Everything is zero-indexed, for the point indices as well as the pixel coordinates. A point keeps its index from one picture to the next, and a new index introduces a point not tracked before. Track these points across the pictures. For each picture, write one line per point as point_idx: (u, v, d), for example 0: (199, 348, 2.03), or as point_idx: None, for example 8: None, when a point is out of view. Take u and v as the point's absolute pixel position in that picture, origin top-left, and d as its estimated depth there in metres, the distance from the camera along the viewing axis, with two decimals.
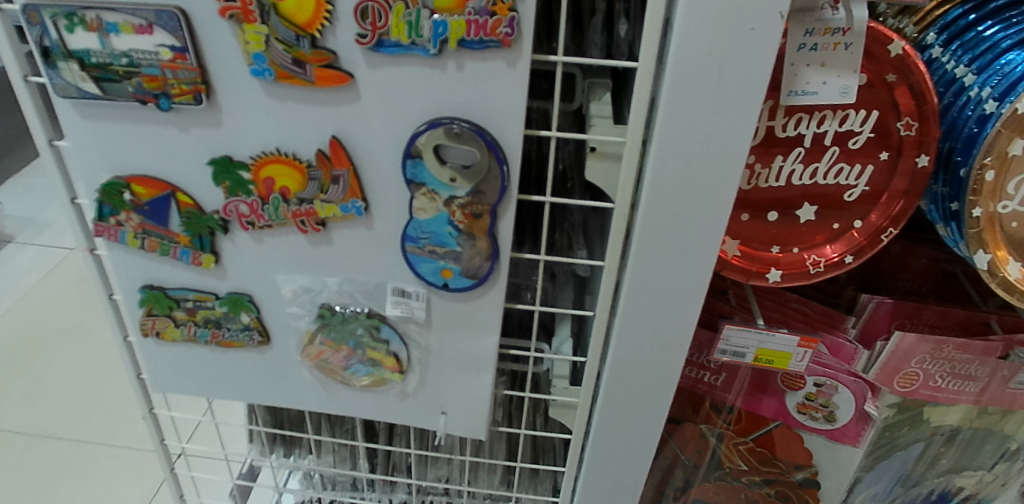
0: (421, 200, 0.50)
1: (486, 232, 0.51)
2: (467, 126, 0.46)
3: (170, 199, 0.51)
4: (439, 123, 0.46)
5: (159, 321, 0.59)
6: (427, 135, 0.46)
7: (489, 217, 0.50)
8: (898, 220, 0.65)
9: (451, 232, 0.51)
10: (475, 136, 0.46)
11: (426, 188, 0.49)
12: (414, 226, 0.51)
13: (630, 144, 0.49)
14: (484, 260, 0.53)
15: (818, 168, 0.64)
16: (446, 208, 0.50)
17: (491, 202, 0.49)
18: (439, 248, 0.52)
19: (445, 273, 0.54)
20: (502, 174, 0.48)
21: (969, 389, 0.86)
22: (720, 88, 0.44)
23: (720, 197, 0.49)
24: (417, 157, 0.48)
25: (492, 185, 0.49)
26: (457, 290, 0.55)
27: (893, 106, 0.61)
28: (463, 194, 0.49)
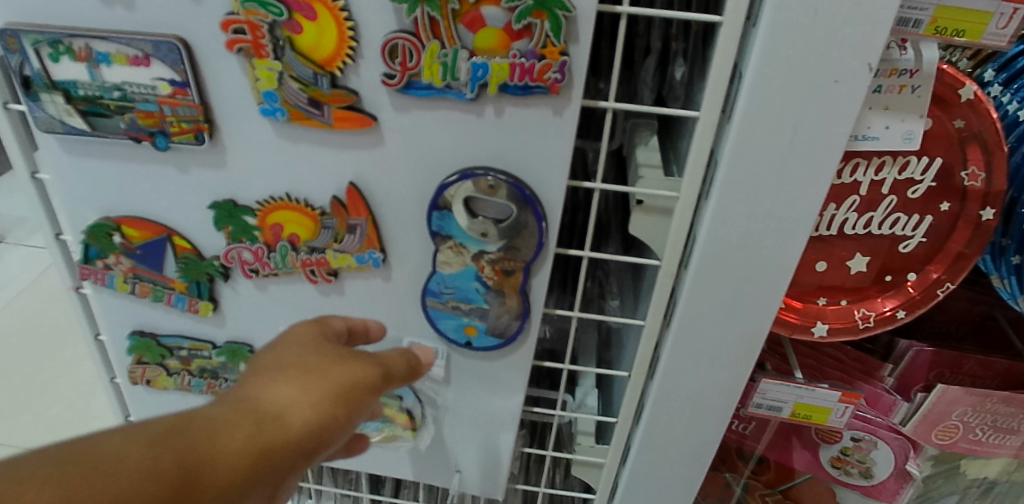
0: (447, 253, 0.45)
1: (517, 290, 0.46)
2: (503, 178, 0.40)
3: (166, 243, 0.46)
4: (473, 174, 0.41)
5: (150, 369, 0.54)
6: (457, 186, 0.41)
7: (523, 274, 0.45)
8: (956, 275, 0.60)
9: (478, 289, 0.46)
10: (511, 189, 0.41)
11: (454, 242, 0.44)
12: (438, 280, 0.46)
13: (684, 199, 0.44)
14: (514, 318, 0.47)
15: (873, 218, 0.59)
16: (476, 263, 0.45)
17: (525, 260, 0.44)
18: (463, 304, 0.47)
19: (469, 331, 0.49)
20: (540, 230, 0.43)
21: (1009, 443, 0.79)
22: (792, 145, 0.39)
23: (781, 260, 0.44)
24: (445, 208, 0.42)
25: (528, 242, 0.43)
26: (481, 349, 0.50)
27: (959, 154, 0.56)
28: (495, 250, 0.44)
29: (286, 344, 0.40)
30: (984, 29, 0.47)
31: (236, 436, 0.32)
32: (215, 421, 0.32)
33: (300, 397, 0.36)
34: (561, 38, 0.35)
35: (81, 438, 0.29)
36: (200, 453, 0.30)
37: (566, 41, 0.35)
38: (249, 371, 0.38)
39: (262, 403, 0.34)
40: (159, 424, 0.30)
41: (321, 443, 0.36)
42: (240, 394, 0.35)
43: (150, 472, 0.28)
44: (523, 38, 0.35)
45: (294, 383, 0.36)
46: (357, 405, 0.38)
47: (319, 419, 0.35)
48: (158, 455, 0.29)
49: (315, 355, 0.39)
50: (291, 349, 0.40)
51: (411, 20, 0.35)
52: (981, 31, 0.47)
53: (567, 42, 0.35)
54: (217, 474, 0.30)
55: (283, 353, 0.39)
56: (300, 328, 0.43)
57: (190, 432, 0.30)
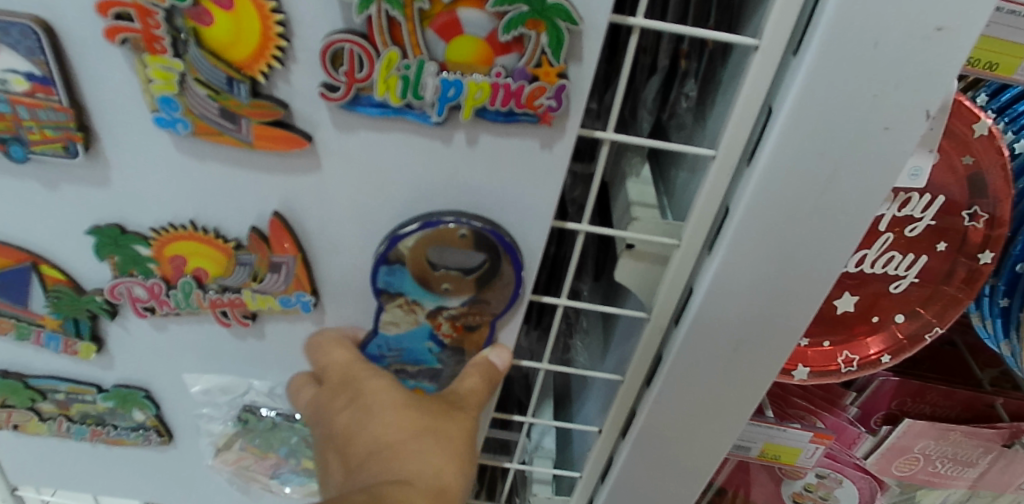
0: (393, 310, 0.36)
1: (481, 346, 0.39)
2: (475, 223, 0.33)
3: (31, 273, 0.36)
4: (437, 222, 0.32)
5: (18, 413, 0.43)
6: (417, 236, 0.33)
7: (488, 328, 0.38)
8: (947, 319, 0.56)
9: (431, 349, 0.38)
10: (486, 237, 0.33)
11: (405, 297, 0.36)
12: (380, 341, 0.38)
13: (685, 248, 0.37)
14: None
15: (867, 256, 0.54)
16: (430, 321, 0.37)
17: (493, 313, 0.37)
18: (410, 367, 0.39)
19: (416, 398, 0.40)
20: (517, 279, 0.35)
21: (966, 474, 0.80)
22: (823, 199, 0.33)
23: (790, 323, 0.38)
24: (397, 261, 0.34)
25: (500, 294, 0.36)
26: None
27: (963, 192, 0.51)
28: (457, 304, 0.36)
29: (370, 394, 0.35)
30: (1018, 63, 0.42)
31: None
32: None
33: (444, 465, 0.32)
34: (561, 57, 0.27)
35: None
36: None
37: (566, 60, 0.27)
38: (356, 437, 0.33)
39: (413, 483, 0.30)
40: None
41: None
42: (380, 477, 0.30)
43: None
44: (511, 53, 0.27)
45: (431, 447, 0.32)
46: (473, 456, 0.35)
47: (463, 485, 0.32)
48: None
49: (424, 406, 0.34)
50: (384, 399, 0.34)
51: (363, 19, 0.26)
52: (1015, 65, 0.42)
53: (568, 62, 0.27)
54: None
55: (390, 407, 0.34)
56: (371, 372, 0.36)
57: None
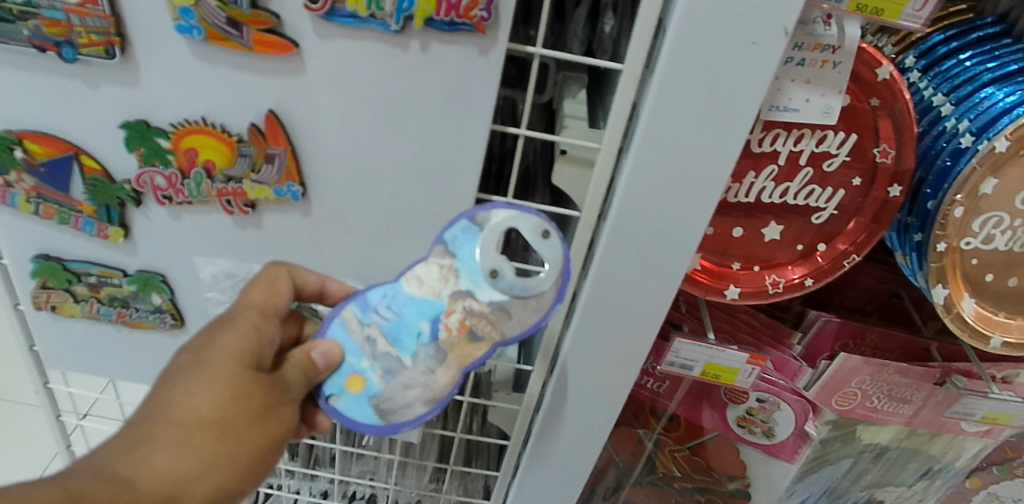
0: (433, 269, 0.45)
1: (459, 364, 0.45)
2: (560, 233, 0.43)
3: (72, 162, 0.44)
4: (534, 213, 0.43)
5: (56, 295, 0.52)
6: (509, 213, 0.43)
7: (484, 348, 0.45)
8: (863, 248, 0.63)
9: (422, 334, 0.45)
10: (558, 247, 0.43)
11: (453, 261, 0.44)
12: (393, 296, 0.45)
13: (605, 151, 0.45)
14: (416, 403, 0.45)
15: (790, 187, 0.61)
16: (447, 304, 0.45)
17: (501, 333, 0.44)
18: (383, 340, 0.45)
19: (351, 385, 0.45)
20: (548, 307, 0.44)
21: (902, 411, 0.87)
22: (710, 104, 0.41)
23: (692, 217, 0.46)
24: (475, 224, 0.44)
25: (522, 313, 0.44)
26: (344, 414, 0.45)
27: (872, 131, 0.59)
28: (482, 302, 0.44)
29: (214, 358, 0.40)
30: (900, 10, 0.50)
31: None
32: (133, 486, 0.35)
33: (214, 463, 0.38)
34: None
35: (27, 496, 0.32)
36: None
37: None
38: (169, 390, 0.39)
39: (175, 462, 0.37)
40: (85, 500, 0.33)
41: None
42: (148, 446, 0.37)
43: None
44: None
45: (216, 442, 0.38)
46: (269, 457, 0.42)
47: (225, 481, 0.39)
48: None
49: (250, 395, 0.40)
50: (216, 372, 0.40)
51: None
52: (898, 11, 0.50)
53: None
54: None
55: (212, 381, 0.39)
56: (238, 331, 0.42)
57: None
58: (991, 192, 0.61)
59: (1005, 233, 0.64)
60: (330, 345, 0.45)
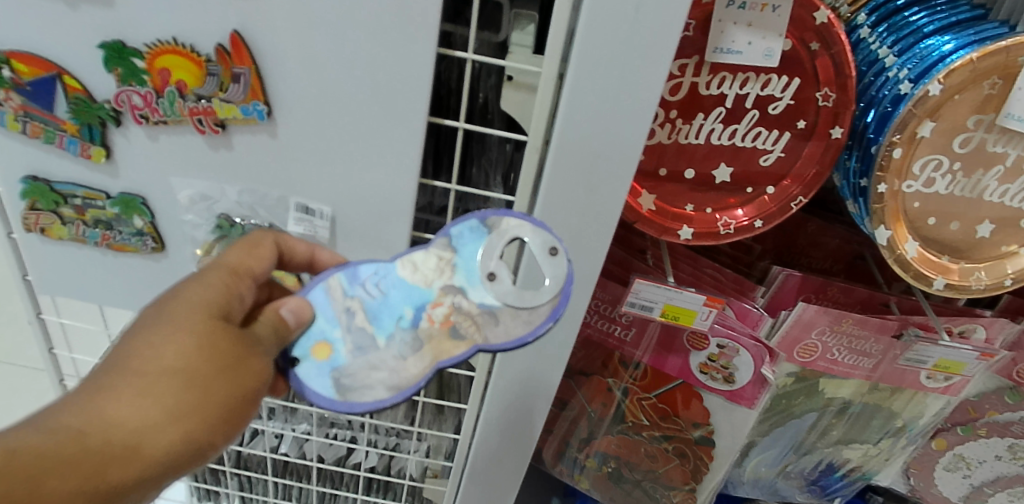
0: (433, 260, 0.51)
1: (433, 359, 0.50)
2: (567, 253, 0.50)
3: (56, 82, 0.48)
4: (546, 229, 0.50)
5: (44, 217, 0.56)
6: (520, 223, 0.50)
7: (462, 347, 0.50)
8: (809, 189, 0.66)
9: (404, 319, 0.50)
10: (563, 268, 0.49)
11: (452, 255, 0.51)
12: (386, 277, 0.51)
13: (546, 75, 0.51)
14: (378, 386, 0.49)
15: (737, 130, 0.64)
16: (436, 297, 0.51)
17: (483, 337, 0.50)
18: (363, 316, 0.50)
19: (318, 350, 0.49)
20: (536, 324, 0.49)
21: (863, 364, 0.90)
22: (637, 25, 0.46)
23: (626, 136, 0.51)
24: (483, 226, 0.51)
25: (508, 322, 0.50)
26: (302, 377, 0.49)
27: (813, 75, 0.62)
28: (471, 302, 0.50)
29: (179, 309, 0.44)
30: None
31: (118, 445, 0.39)
32: (97, 430, 0.39)
33: (179, 413, 0.41)
34: None
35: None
36: (90, 461, 0.38)
37: None
38: (135, 345, 0.42)
39: (144, 406, 0.40)
40: (41, 445, 0.37)
41: (198, 455, 0.43)
42: (110, 397, 0.40)
43: (59, 472, 0.37)
44: None
45: (179, 392, 0.41)
46: (241, 409, 0.44)
47: (200, 427, 0.42)
48: (61, 453, 0.37)
49: (216, 349, 0.43)
50: (178, 323, 0.43)
51: None
52: None
53: None
54: (118, 477, 0.39)
55: (178, 331, 0.43)
56: (210, 285, 0.46)
57: (78, 461, 0.38)
58: (929, 135, 0.65)
59: (944, 176, 0.68)
60: (299, 304, 0.50)
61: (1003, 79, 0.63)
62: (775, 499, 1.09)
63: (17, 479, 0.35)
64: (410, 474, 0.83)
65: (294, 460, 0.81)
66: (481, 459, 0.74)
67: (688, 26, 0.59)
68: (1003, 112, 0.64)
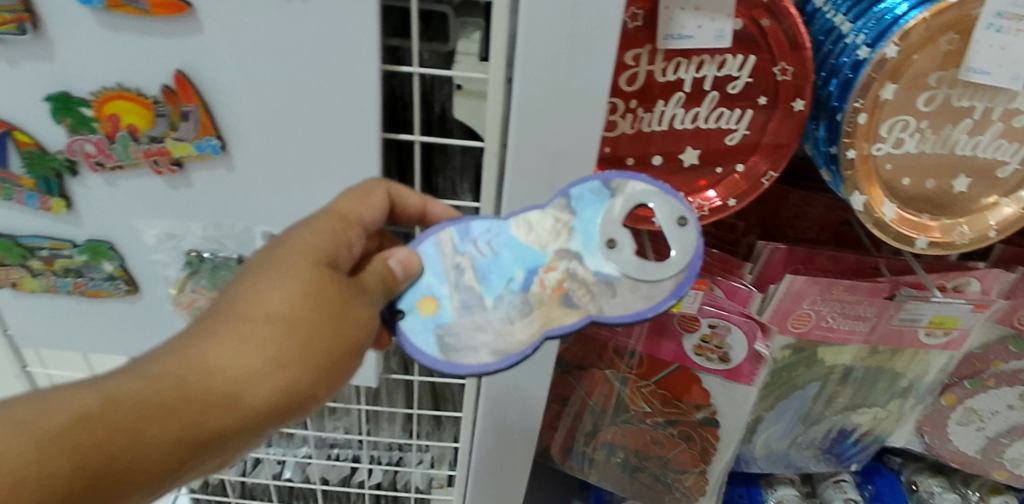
0: (548, 222, 0.51)
1: (542, 329, 0.49)
2: (696, 223, 0.49)
3: (7, 138, 0.48)
4: (677, 195, 0.49)
5: (14, 271, 0.56)
6: (644, 186, 0.49)
7: (574, 316, 0.49)
8: (777, 164, 0.67)
9: (516, 283, 0.50)
10: (692, 238, 0.49)
11: (570, 216, 0.50)
12: (499, 237, 0.51)
13: (493, 80, 0.51)
14: (482, 350, 0.49)
15: (699, 113, 0.64)
16: (550, 261, 0.50)
17: (598, 307, 0.49)
18: (472, 274, 0.51)
19: (423, 305, 0.50)
20: (657, 298, 0.48)
21: (860, 329, 0.88)
22: (578, 22, 0.47)
23: (582, 132, 0.52)
24: (607, 187, 0.50)
25: (625, 294, 0.49)
26: (408, 331, 0.49)
27: (768, 50, 0.61)
28: (589, 271, 0.49)
29: (284, 258, 0.45)
30: None
31: (218, 391, 0.40)
32: (199, 375, 0.40)
33: (276, 362, 0.42)
34: None
35: (87, 390, 0.38)
36: (191, 407, 0.40)
37: None
38: (242, 291, 0.44)
39: (246, 353, 0.41)
40: (143, 393, 0.39)
41: (298, 404, 0.44)
42: (212, 343, 0.41)
43: (163, 418, 0.39)
44: None
45: (280, 342, 0.42)
46: (342, 361, 0.45)
47: (301, 378, 0.43)
48: (162, 398, 0.39)
49: (318, 297, 0.44)
50: (283, 271, 0.44)
51: None
52: None
53: None
54: (219, 423, 0.41)
55: (281, 280, 0.43)
56: (319, 233, 0.47)
57: (178, 407, 0.39)
58: (892, 98, 0.65)
59: (913, 136, 0.67)
60: (405, 256, 0.50)
61: (960, 34, 0.63)
62: (791, 472, 1.07)
63: (118, 426, 0.37)
64: (416, 486, 0.84)
65: (298, 485, 0.82)
66: (483, 461, 0.74)
67: (636, 16, 0.59)
68: (964, 67, 0.64)
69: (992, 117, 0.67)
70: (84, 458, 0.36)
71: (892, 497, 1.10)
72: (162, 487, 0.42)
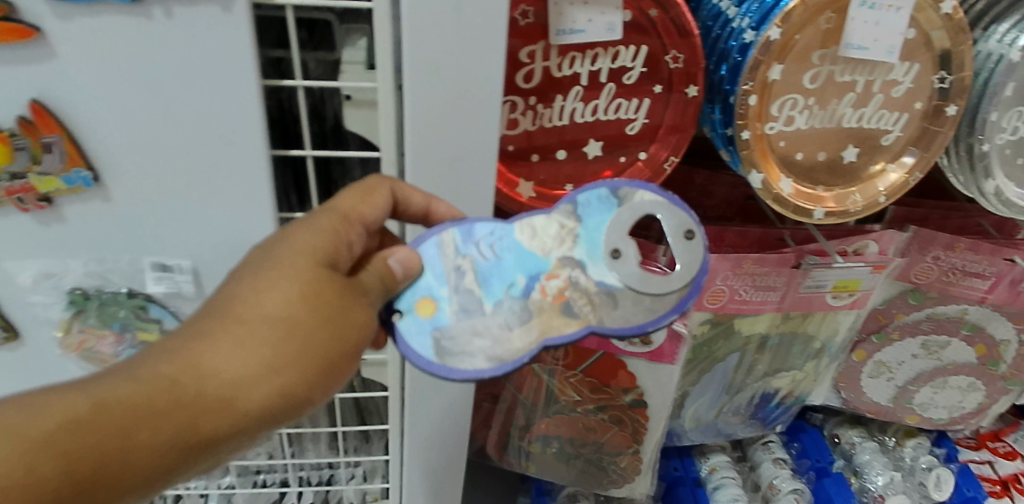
0: (553, 227, 0.52)
1: (540, 338, 0.50)
2: (702, 238, 0.50)
3: None
4: (685, 208, 0.50)
5: None
6: (654, 196, 0.51)
7: (574, 326, 0.50)
8: (678, 150, 0.68)
9: (518, 289, 0.50)
10: (698, 253, 0.50)
11: (576, 223, 0.51)
12: (502, 241, 0.52)
13: (382, 88, 0.50)
14: (478, 357, 0.49)
15: (598, 105, 0.65)
16: (552, 268, 0.51)
17: (597, 318, 0.50)
18: (472, 277, 0.51)
19: (422, 307, 0.50)
20: (659, 313, 0.49)
21: (771, 298, 0.92)
22: (461, 25, 0.46)
23: (478, 134, 0.52)
24: (615, 195, 0.51)
25: (627, 307, 0.50)
26: (404, 334, 0.49)
27: (659, 40, 0.63)
28: (591, 280, 0.50)
29: (281, 259, 0.44)
30: None
31: (214, 394, 0.40)
32: (194, 378, 0.40)
33: (272, 366, 0.42)
34: None
35: (79, 393, 0.38)
36: (186, 409, 0.39)
37: None
38: (238, 291, 0.43)
39: (242, 356, 0.41)
40: (135, 396, 0.38)
41: (294, 408, 0.44)
42: (208, 345, 0.41)
43: (157, 420, 0.38)
44: None
45: (275, 345, 0.42)
46: (340, 362, 0.45)
47: (298, 381, 0.43)
48: (156, 401, 0.39)
49: (316, 300, 0.43)
50: (281, 273, 0.43)
51: None
52: None
53: None
54: (214, 426, 0.40)
55: (279, 281, 0.43)
56: (319, 232, 0.47)
57: (172, 410, 0.39)
58: (780, 78, 0.68)
59: (801, 113, 0.71)
60: (404, 256, 0.50)
61: (836, 13, 0.66)
62: (722, 439, 1.11)
63: (110, 430, 0.37)
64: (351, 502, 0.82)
65: None
66: (415, 468, 0.73)
67: (527, 14, 0.59)
68: (843, 44, 0.67)
69: (872, 90, 0.71)
70: (73, 463, 0.36)
71: (816, 450, 1.17)
72: (155, 489, 0.41)
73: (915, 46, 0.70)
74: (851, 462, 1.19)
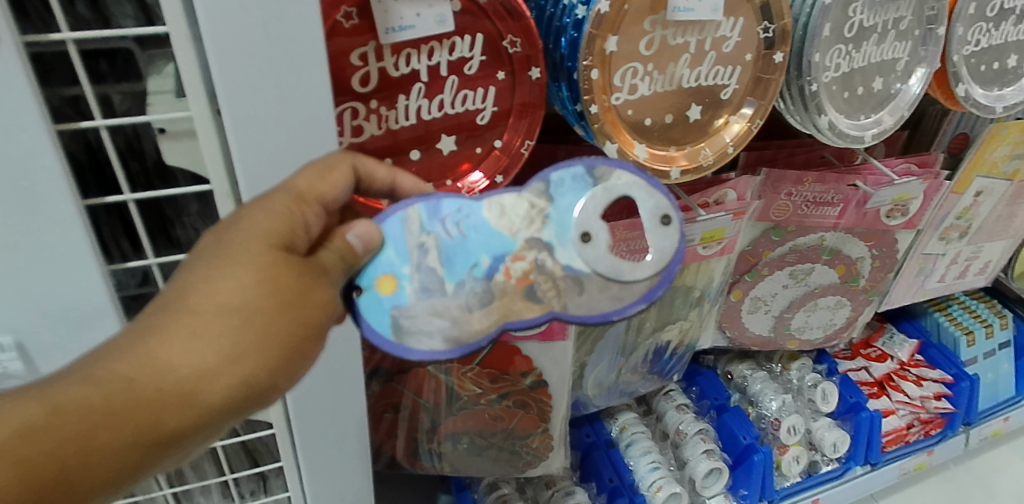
0: (523, 207, 0.51)
1: (501, 322, 0.50)
2: (676, 226, 0.51)
3: None
4: (661, 193, 0.51)
5: None
6: (631, 180, 0.51)
7: (535, 310, 0.50)
8: (532, 133, 0.68)
9: (484, 269, 0.50)
10: (670, 241, 0.51)
11: (547, 203, 0.51)
12: (471, 220, 0.50)
13: (199, 116, 0.47)
14: (438, 340, 0.49)
15: (444, 100, 0.64)
16: (519, 250, 0.50)
17: (560, 304, 0.51)
18: (436, 254, 0.50)
19: (384, 284, 0.49)
20: (625, 302, 0.51)
21: None
22: (270, 38, 0.44)
23: (315, 149, 0.50)
24: (591, 177, 0.51)
25: (592, 293, 0.51)
26: (364, 311, 0.48)
27: (494, 26, 0.62)
28: (559, 265, 0.50)
29: (232, 243, 0.40)
30: None
31: (173, 390, 0.36)
32: (151, 373, 0.36)
33: (231, 357, 0.38)
34: None
35: (23, 398, 0.34)
36: (144, 407, 0.36)
37: None
38: (189, 278, 0.39)
39: (199, 347, 0.37)
40: (88, 397, 0.34)
41: (258, 397, 0.40)
42: (161, 337, 0.37)
43: (112, 421, 0.35)
44: None
45: (235, 332, 0.38)
46: (302, 347, 0.42)
47: (260, 370, 0.39)
48: (111, 401, 0.35)
49: (276, 283, 0.40)
50: (236, 257, 0.40)
51: None
52: None
53: None
54: (175, 423, 0.37)
55: (233, 266, 0.39)
56: (272, 212, 0.43)
57: (129, 411, 0.35)
58: (617, 49, 0.70)
59: (643, 80, 0.73)
60: (366, 231, 0.48)
61: None
62: (627, 398, 1.16)
63: (64, 435, 0.34)
64: None
65: None
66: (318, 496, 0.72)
67: (351, 15, 0.57)
68: (670, 8, 0.70)
69: (705, 48, 0.75)
70: (28, 473, 0.33)
71: (713, 389, 1.25)
72: (114, 492, 0.38)
73: (735, 1, 0.73)
74: (745, 394, 1.27)
